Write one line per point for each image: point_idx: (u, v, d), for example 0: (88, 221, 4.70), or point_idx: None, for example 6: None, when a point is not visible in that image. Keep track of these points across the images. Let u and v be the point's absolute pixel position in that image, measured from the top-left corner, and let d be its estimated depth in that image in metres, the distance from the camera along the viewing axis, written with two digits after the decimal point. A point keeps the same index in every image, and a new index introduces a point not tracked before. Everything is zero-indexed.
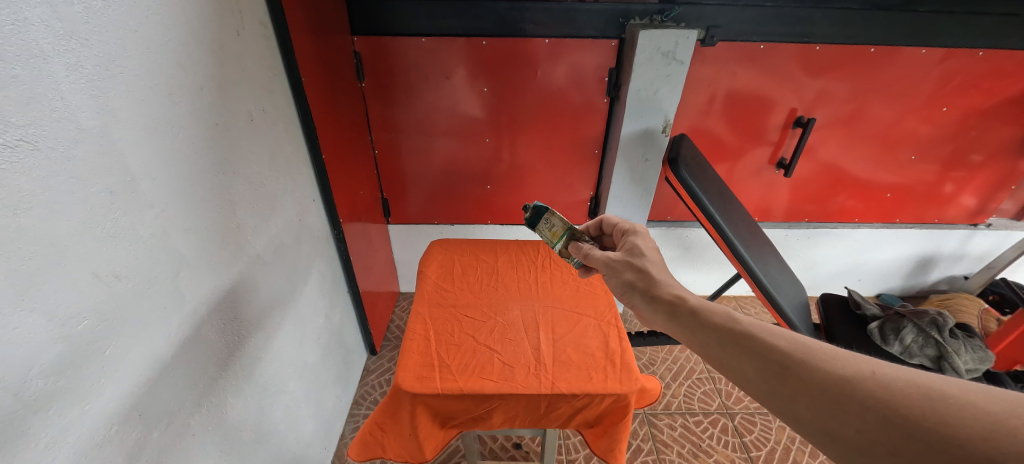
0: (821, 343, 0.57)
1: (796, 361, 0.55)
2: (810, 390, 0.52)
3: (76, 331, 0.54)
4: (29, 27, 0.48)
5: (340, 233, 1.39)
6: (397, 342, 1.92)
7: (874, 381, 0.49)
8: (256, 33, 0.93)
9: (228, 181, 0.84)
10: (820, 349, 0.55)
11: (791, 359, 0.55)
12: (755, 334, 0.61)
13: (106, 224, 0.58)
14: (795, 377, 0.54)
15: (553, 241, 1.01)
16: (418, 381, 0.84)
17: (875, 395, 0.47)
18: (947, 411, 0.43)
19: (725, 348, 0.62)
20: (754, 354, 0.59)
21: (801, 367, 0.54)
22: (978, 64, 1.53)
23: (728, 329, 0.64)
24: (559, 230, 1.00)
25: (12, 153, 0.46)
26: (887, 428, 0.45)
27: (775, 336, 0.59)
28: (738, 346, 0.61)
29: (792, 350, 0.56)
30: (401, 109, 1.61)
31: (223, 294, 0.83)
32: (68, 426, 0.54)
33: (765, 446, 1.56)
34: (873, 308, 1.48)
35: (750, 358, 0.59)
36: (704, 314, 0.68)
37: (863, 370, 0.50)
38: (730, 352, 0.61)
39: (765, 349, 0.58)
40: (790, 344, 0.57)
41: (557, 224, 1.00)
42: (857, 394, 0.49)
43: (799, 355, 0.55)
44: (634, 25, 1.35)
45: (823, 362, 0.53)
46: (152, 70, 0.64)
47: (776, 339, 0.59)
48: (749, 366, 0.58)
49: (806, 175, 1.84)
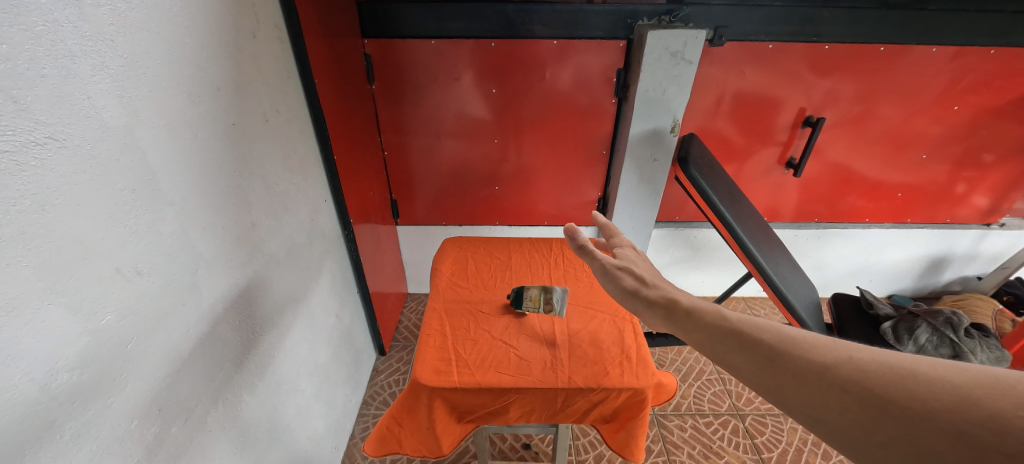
0: (798, 329, 0.48)
1: (772, 349, 0.47)
2: (783, 377, 0.44)
3: (99, 326, 0.55)
4: (59, 29, 0.49)
5: (350, 233, 1.40)
6: (405, 342, 1.92)
7: (851, 365, 0.40)
8: (271, 35, 0.95)
9: (243, 180, 0.85)
10: (795, 333, 0.47)
11: (766, 348, 0.47)
12: (734, 325, 0.53)
13: (129, 221, 0.59)
14: (767, 366, 0.46)
15: (542, 306, 1.01)
16: (436, 374, 0.84)
17: (854, 379, 0.39)
18: (920, 387, 0.36)
19: (705, 342, 0.56)
20: (732, 344, 0.52)
21: (773, 354, 0.46)
22: (989, 62, 1.52)
23: (711, 325, 0.56)
24: (539, 295, 1.02)
25: (40, 150, 0.47)
26: (861, 411, 0.38)
27: (752, 326, 0.51)
28: (720, 339, 0.54)
29: (770, 337, 0.49)
30: (410, 112, 1.62)
31: (239, 292, 0.84)
32: (92, 419, 0.54)
33: (777, 448, 1.54)
34: (886, 308, 1.45)
35: (733, 352, 0.51)
36: (695, 311, 0.61)
37: (838, 354, 0.42)
38: (715, 346, 0.54)
39: (744, 339, 0.50)
40: (766, 331, 0.50)
41: (534, 290, 1.03)
42: (831, 378, 0.41)
43: (776, 343, 0.47)
44: (642, 25, 1.36)
45: (797, 347, 0.45)
46: (172, 71, 0.66)
47: (753, 329, 0.51)
48: (731, 358, 0.51)
49: (815, 175, 1.83)
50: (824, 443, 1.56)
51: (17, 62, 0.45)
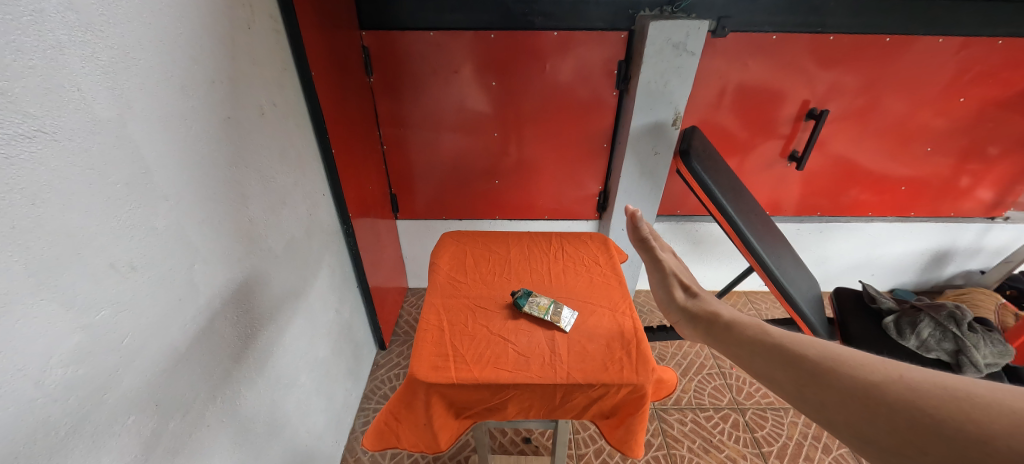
0: (853, 351, 0.53)
1: (824, 368, 0.51)
2: (835, 393, 0.48)
3: (94, 321, 0.55)
4: (46, 19, 0.48)
5: (349, 228, 1.40)
6: (406, 336, 1.92)
7: (901, 385, 0.45)
8: (266, 26, 0.93)
9: (240, 174, 0.84)
10: (848, 355, 0.51)
11: (818, 366, 0.52)
12: (789, 346, 0.58)
13: (122, 215, 0.58)
14: (817, 382, 0.50)
15: (543, 313, 0.96)
16: (433, 370, 0.84)
17: (902, 397, 0.44)
18: (969, 408, 0.40)
19: (756, 359, 0.60)
20: (784, 362, 0.56)
21: (824, 372, 0.51)
22: (997, 53, 1.49)
23: (765, 343, 0.61)
24: (546, 303, 0.99)
25: (30, 143, 0.47)
26: (908, 426, 0.42)
27: (808, 347, 0.56)
28: (774, 357, 0.58)
29: (822, 357, 0.53)
30: (410, 105, 1.61)
31: (236, 287, 0.83)
32: (87, 415, 0.54)
33: (777, 441, 1.54)
34: (888, 302, 1.48)
35: (784, 367, 0.55)
36: (748, 331, 0.66)
37: (890, 375, 0.47)
38: (766, 362, 0.58)
39: (796, 357, 0.55)
40: (820, 352, 0.54)
41: (543, 299, 1.01)
42: (882, 398, 0.45)
43: (828, 362, 0.52)
44: (644, 16, 1.34)
45: (849, 368, 0.50)
46: (164, 63, 0.64)
47: (808, 349, 0.56)
48: (782, 373, 0.55)
49: (818, 168, 1.82)
50: (824, 437, 1.56)
51: (2, 52, 0.44)
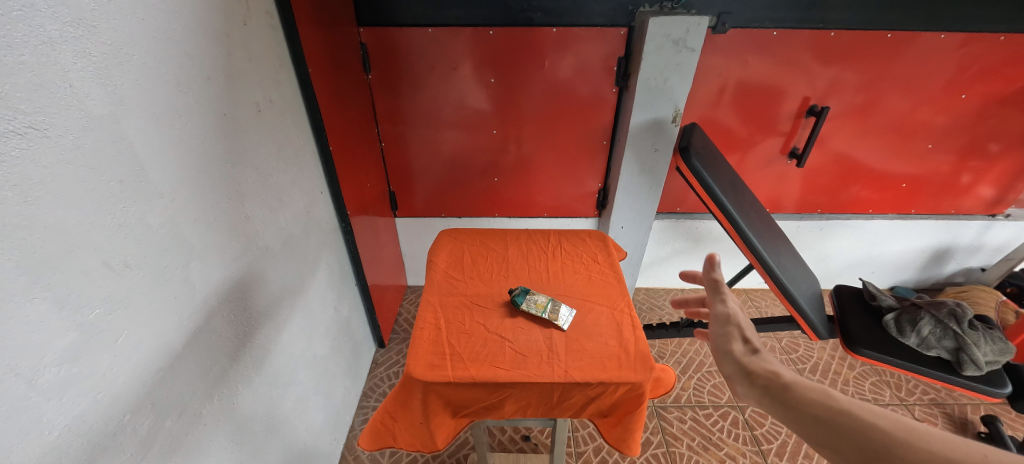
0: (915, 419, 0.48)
1: (896, 442, 0.46)
2: None
3: (87, 320, 0.54)
4: (36, 13, 0.47)
5: (347, 226, 1.39)
6: (405, 334, 1.92)
7: None
8: (263, 22, 0.92)
9: (236, 171, 0.84)
10: (919, 426, 0.46)
11: (892, 440, 0.46)
12: (848, 409, 0.51)
13: (116, 213, 0.57)
14: (891, 459, 0.45)
15: (541, 311, 0.96)
16: (429, 369, 0.84)
17: None
18: None
19: (811, 422, 0.52)
20: (850, 433, 0.49)
21: (898, 448, 0.45)
22: (999, 49, 1.48)
23: (816, 402, 0.53)
24: (544, 301, 0.98)
25: (21, 140, 0.46)
26: None
27: (867, 411, 0.50)
28: (833, 423, 0.50)
29: (890, 427, 0.47)
30: (408, 102, 1.60)
31: (233, 285, 0.83)
32: (81, 415, 0.54)
33: (776, 439, 1.54)
34: (889, 299, 1.46)
35: (847, 437, 0.49)
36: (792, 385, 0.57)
37: (973, 454, 0.42)
38: (824, 428, 0.51)
39: (860, 425, 0.49)
40: (884, 419, 0.48)
41: (541, 296, 1.00)
42: None
43: (898, 435, 0.46)
44: (644, 12, 1.33)
45: (926, 445, 0.44)
46: (158, 59, 0.64)
47: (868, 414, 0.49)
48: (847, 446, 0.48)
49: (818, 166, 1.81)
50: None
51: None
